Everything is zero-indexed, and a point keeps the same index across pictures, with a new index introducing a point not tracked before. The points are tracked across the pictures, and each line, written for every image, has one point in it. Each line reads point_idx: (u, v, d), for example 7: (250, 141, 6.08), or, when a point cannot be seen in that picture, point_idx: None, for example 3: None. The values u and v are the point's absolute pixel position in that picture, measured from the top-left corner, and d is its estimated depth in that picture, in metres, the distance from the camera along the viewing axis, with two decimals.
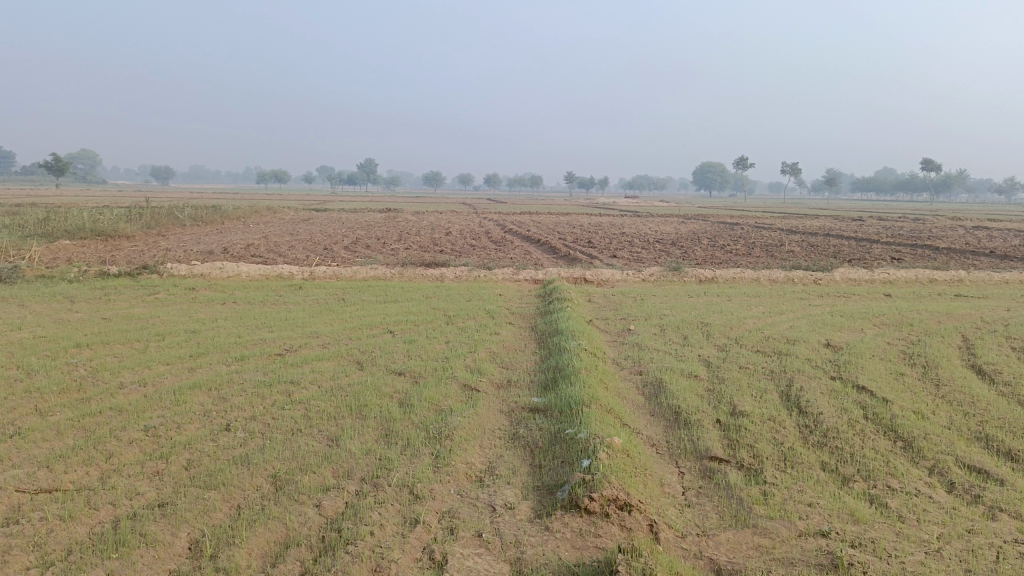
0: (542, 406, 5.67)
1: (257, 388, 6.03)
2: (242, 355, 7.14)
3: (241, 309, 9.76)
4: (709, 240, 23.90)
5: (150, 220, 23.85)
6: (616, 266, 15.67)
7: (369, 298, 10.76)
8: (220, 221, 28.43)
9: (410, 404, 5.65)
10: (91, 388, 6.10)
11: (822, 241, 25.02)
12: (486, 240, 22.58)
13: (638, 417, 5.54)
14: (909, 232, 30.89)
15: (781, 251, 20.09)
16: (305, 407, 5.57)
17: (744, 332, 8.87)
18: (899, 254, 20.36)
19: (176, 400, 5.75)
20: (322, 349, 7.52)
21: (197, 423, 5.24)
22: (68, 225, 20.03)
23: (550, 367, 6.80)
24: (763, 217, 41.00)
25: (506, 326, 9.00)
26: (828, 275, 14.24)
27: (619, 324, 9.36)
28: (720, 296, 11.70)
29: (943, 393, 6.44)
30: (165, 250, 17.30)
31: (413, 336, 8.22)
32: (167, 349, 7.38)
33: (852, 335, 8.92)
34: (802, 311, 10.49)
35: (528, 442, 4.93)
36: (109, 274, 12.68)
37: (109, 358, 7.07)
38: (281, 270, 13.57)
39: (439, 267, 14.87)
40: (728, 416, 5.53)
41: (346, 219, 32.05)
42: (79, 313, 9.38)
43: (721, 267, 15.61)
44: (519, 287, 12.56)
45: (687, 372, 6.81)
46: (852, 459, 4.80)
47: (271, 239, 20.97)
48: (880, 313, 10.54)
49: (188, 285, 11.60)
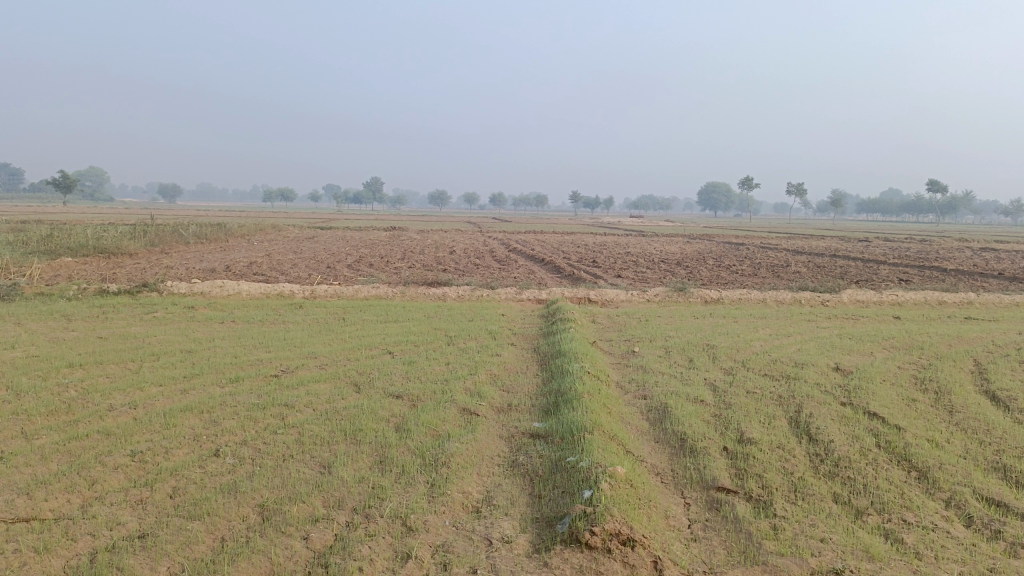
0: (543, 431, 5.48)
1: (250, 412, 5.87)
2: (237, 376, 6.98)
3: (240, 328, 9.62)
4: (715, 260, 23.76)
5: (153, 238, 23.81)
6: (621, 286, 15.51)
7: (369, 318, 10.62)
8: (224, 239, 28.42)
9: (406, 429, 5.48)
10: (79, 410, 5.94)
11: (828, 261, 24.85)
12: (490, 259, 22.46)
13: (642, 444, 5.35)
14: (917, 253, 30.70)
15: (787, 272, 19.92)
16: (298, 431, 5.40)
17: (750, 355, 8.69)
18: (906, 275, 20.16)
19: (166, 423, 5.59)
20: (319, 371, 7.35)
21: (186, 448, 5.07)
22: (71, 242, 19.99)
23: (552, 391, 6.62)
24: (768, 238, 40.84)
25: (508, 347, 8.83)
26: (836, 296, 14.05)
27: (623, 345, 9.18)
28: (726, 317, 11.52)
29: (958, 420, 6.24)
30: (167, 268, 17.24)
31: (413, 357, 8.07)
32: (161, 369, 7.23)
33: (862, 358, 8.72)
34: (810, 333, 10.31)
35: (528, 470, 4.75)
36: (109, 292, 12.57)
37: (101, 378, 6.92)
38: (282, 288, 13.46)
39: (441, 286, 14.73)
40: (735, 444, 5.34)
41: (351, 238, 32.01)
42: (75, 331, 9.25)
43: (726, 288, 15.44)
44: (522, 306, 12.41)
45: (692, 397, 6.62)
46: (865, 491, 4.60)
47: (274, 257, 20.89)
48: (890, 335, 10.34)
49: (187, 303, 11.48)
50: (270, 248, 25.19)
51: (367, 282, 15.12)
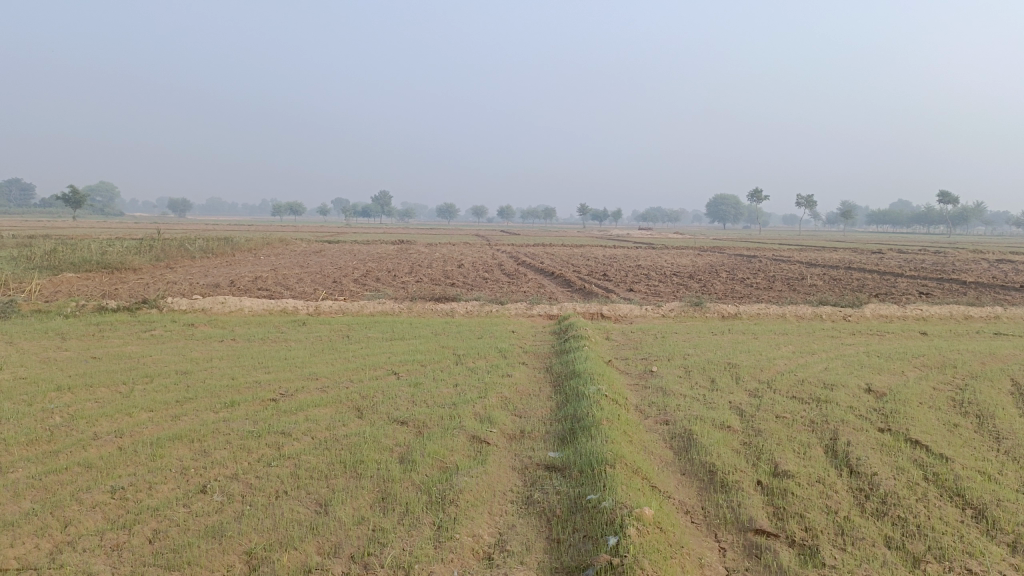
0: (560, 463, 5.04)
1: (243, 441, 5.45)
2: (232, 400, 6.57)
3: (239, 347, 9.22)
4: (728, 274, 23.30)
5: (159, 252, 23.54)
6: (634, 301, 15.07)
7: (375, 335, 10.22)
8: (230, 253, 28.14)
9: (411, 461, 5.05)
10: (61, 439, 5.54)
11: (845, 274, 24.35)
12: (499, 273, 22.07)
13: (667, 477, 4.90)
14: (932, 265, 30.14)
15: (804, 285, 19.45)
16: (293, 464, 4.98)
17: (775, 375, 8.22)
18: (926, 288, 19.66)
19: (153, 454, 5.18)
20: (320, 394, 6.93)
21: (172, 483, 4.66)
22: (75, 257, 19.70)
23: (567, 417, 6.18)
24: (779, 250, 40.44)
25: (519, 367, 8.39)
26: (858, 311, 13.57)
27: (640, 364, 8.74)
28: (745, 333, 11.07)
29: (1008, 448, 5.76)
30: (170, 283, 16.93)
31: (419, 378, 7.64)
32: (154, 393, 6.82)
33: (894, 379, 8.24)
34: (835, 351, 9.84)
35: (544, 509, 4.32)
36: (107, 308, 12.22)
37: (89, 403, 6.51)
38: (285, 304, 13.08)
39: (450, 300, 14.34)
40: (770, 477, 4.89)
41: (358, 251, 31.72)
42: (68, 351, 8.88)
43: (743, 302, 14.99)
44: (533, 322, 11.98)
45: (718, 423, 6.17)
46: (920, 533, 4.15)
47: (281, 272, 20.52)
48: (920, 353, 9.85)
49: (187, 321, 11.09)
50: (276, 262, 24.85)
51: (374, 297, 14.74)
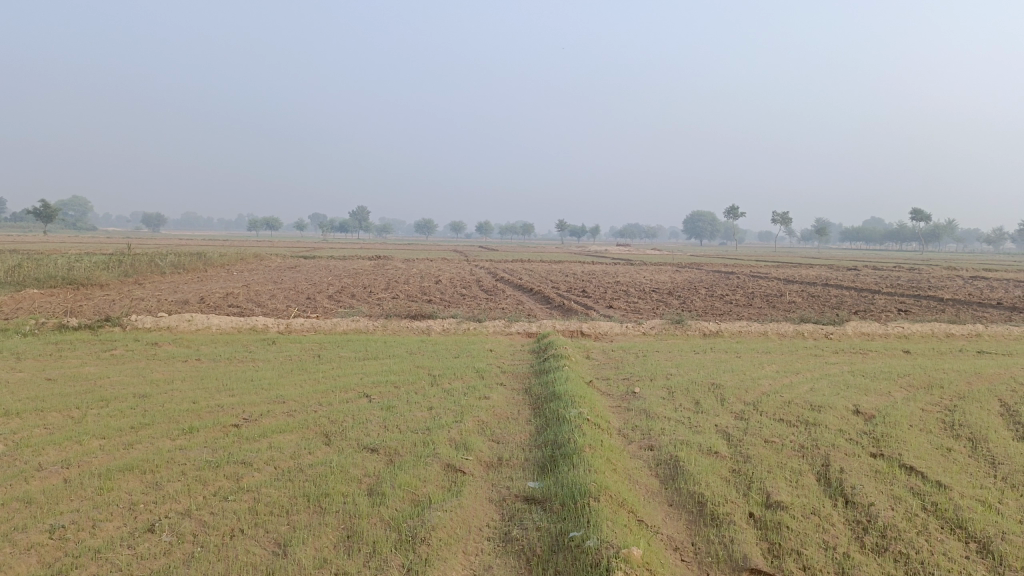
0: (539, 495, 4.73)
1: (200, 472, 5.07)
2: (191, 426, 6.18)
3: (204, 368, 8.80)
4: (707, 290, 23.19)
5: (128, 268, 22.92)
6: (614, 318, 14.82)
7: (347, 355, 9.85)
8: (203, 268, 27.54)
9: (380, 493, 4.70)
10: (1, 470, 5.11)
11: (823, 291, 24.35)
12: (476, 289, 21.74)
13: (654, 510, 4.60)
14: (907, 281, 30.28)
15: (784, 302, 19.36)
16: (252, 498, 4.61)
17: (761, 396, 7.97)
18: (904, 306, 19.65)
19: (100, 487, 4.78)
20: (286, 419, 6.55)
21: (118, 521, 4.27)
22: (39, 273, 19.09)
23: (547, 443, 5.85)
24: (757, 267, 40.56)
25: (497, 388, 8.06)
26: (840, 329, 13.41)
27: (622, 385, 8.44)
28: (728, 352, 10.83)
29: (1006, 475, 5.53)
30: (136, 300, 16.41)
31: (392, 401, 7.28)
32: (108, 419, 6.40)
33: (882, 400, 8.01)
34: (820, 370, 9.61)
35: (524, 547, 3.99)
36: (68, 326, 11.72)
37: (37, 430, 6.07)
38: (255, 321, 12.65)
39: (426, 318, 13.99)
40: (763, 509, 4.61)
41: (334, 267, 31.23)
42: (21, 372, 8.41)
43: (724, 320, 14.79)
44: (511, 341, 11.67)
45: (705, 448, 5.89)
46: (925, 571, 3.88)
47: (254, 288, 20.04)
48: (904, 373, 9.65)
49: (151, 340, 10.64)
50: (249, 278, 24.30)
51: (348, 315, 14.35)
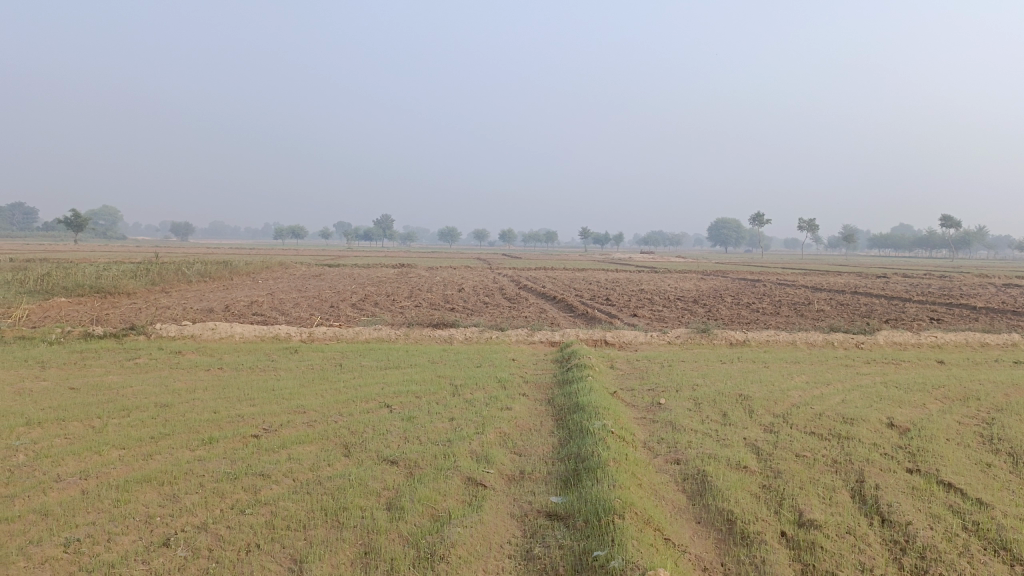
0: (562, 510, 4.59)
1: (217, 484, 5.00)
2: (210, 437, 6.13)
3: (226, 377, 8.78)
4: (733, 298, 22.91)
5: (155, 276, 23.15)
6: (639, 327, 14.65)
7: (369, 364, 9.78)
8: (228, 276, 27.75)
9: (399, 508, 4.59)
10: (21, 480, 5.08)
11: (852, 298, 23.95)
12: (499, 297, 21.66)
13: (681, 527, 4.45)
14: (938, 289, 29.71)
15: (812, 311, 19.03)
16: (269, 511, 4.53)
17: (791, 408, 7.76)
18: (936, 314, 19.21)
19: (117, 500, 4.73)
20: (306, 430, 6.48)
21: (133, 534, 4.21)
22: (67, 282, 19.33)
23: (571, 456, 5.71)
24: (784, 274, 40.02)
25: (519, 399, 7.93)
26: (871, 338, 13.11)
27: (647, 396, 8.27)
28: (756, 362, 10.61)
29: None
30: (162, 308, 16.53)
31: (413, 412, 7.18)
32: (129, 429, 6.38)
33: (916, 412, 7.76)
34: (851, 381, 9.36)
35: (546, 566, 3.86)
36: (93, 335, 11.80)
37: (57, 440, 6.05)
38: (278, 330, 12.66)
39: (448, 326, 13.92)
40: (795, 528, 4.43)
41: (358, 275, 31.34)
42: (46, 381, 8.44)
43: (751, 328, 14.55)
44: (534, 350, 11.54)
45: (733, 463, 5.71)
46: None
47: (278, 297, 20.12)
48: (939, 384, 9.37)
49: (174, 348, 10.66)
50: (273, 286, 24.42)
51: (370, 323, 14.32)
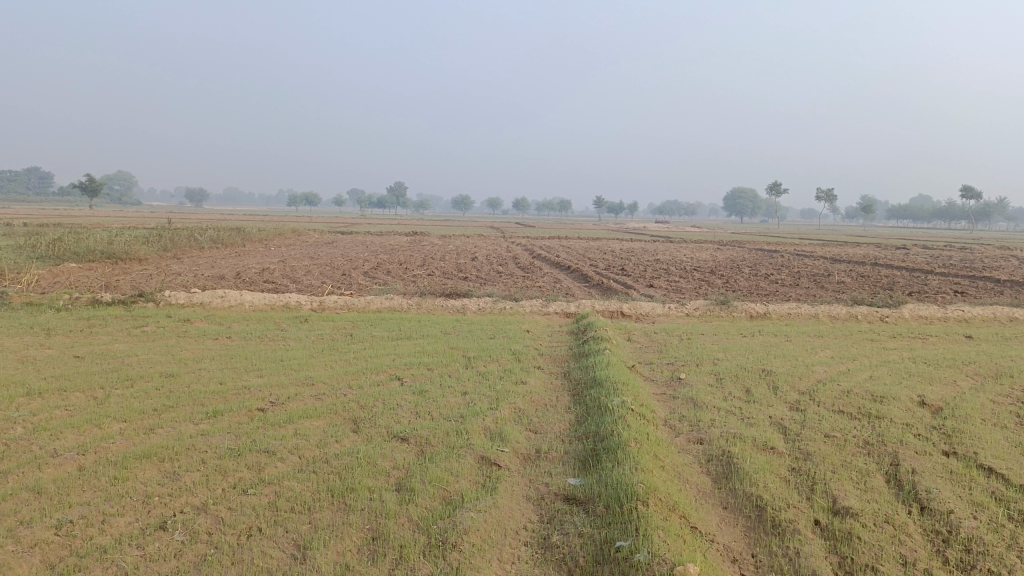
0: (581, 494, 4.34)
1: (220, 461, 4.79)
2: (215, 410, 5.91)
3: (234, 346, 8.57)
4: (751, 269, 22.50)
5: (167, 242, 22.99)
6: (656, 298, 14.33)
7: (380, 334, 9.54)
8: (241, 242, 27.58)
9: (409, 489, 4.36)
10: (16, 455, 4.88)
11: (873, 270, 23.49)
12: (513, 266, 21.37)
13: (707, 514, 4.19)
14: (961, 262, 29.11)
15: (833, 283, 18.60)
16: (273, 492, 4.31)
17: (817, 384, 7.47)
18: (960, 286, 18.74)
19: (115, 477, 4.52)
20: (314, 403, 6.25)
21: (130, 515, 4.00)
22: (79, 247, 19.18)
23: (589, 436, 5.45)
24: (802, 244, 39.42)
25: (534, 372, 7.67)
26: (896, 311, 12.72)
27: (666, 371, 8.00)
28: (778, 336, 10.28)
29: None
30: (173, 274, 16.36)
31: (424, 385, 6.93)
32: (132, 401, 6.17)
33: (949, 390, 7.43)
34: (878, 357, 9.03)
35: (565, 555, 3.62)
36: (102, 301, 11.63)
37: (57, 412, 5.85)
38: (288, 298, 12.44)
39: (461, 296, 13.66)
40: (830, 517, 4.16)
41: (371, 243, 31.13)
42: (50, 349, 8.26)
43: (771, 301, 14.22)
44: (549, 321, 11.26)
45: (760, 443, 5.44)
46: None
47: (290, 264, 19.93)
48: (970, 360, 9.02)
49: (183, 316, 10.45)
50: (286, 254, 24.23)
51: (383, 291, 14.09)
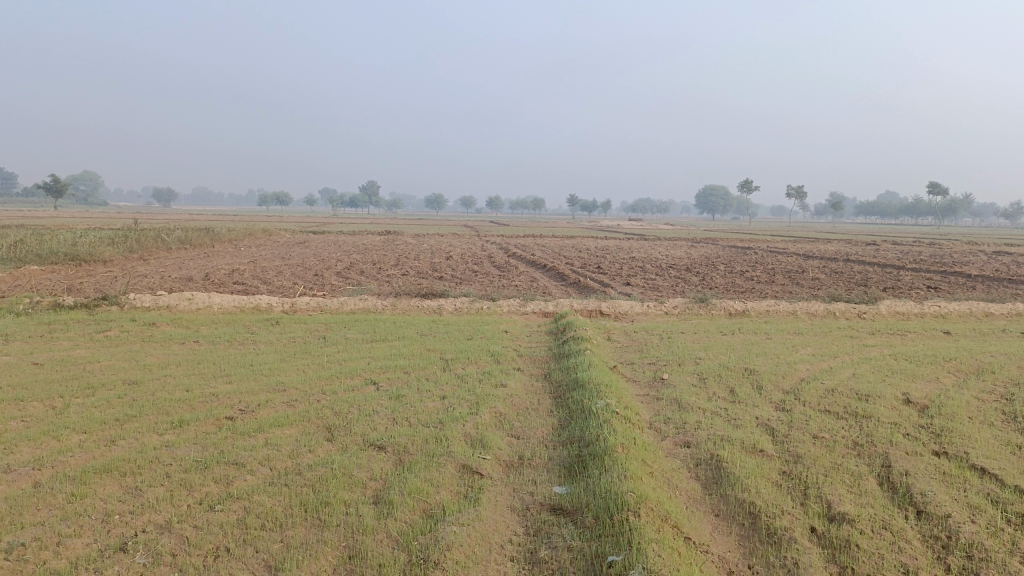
0: (568, 504, 4.15)
1: (185, 474, 4.52)
2: (180, 419, 5.62)
3: (202, 351, 8.26)
4: (726, 266, 22.49)
5: (133, 243, 22.41)
6: (634, 296, 14.19)
7: (354, 336, 9.29)
8: (210, 243, 27.02)
9: (387, 502, 4.14)
10: None
11: (846, 266, 23.60)
12: (488, 265, 21.11)
13: (700, 523, 4.03)
14: (930, 257, 29.47)
15: (808, 279, 18.62)
16: (243, 508, 4.06)
17: (801, 383, 7.36)
18: (934, 282, 18.86)
19: (72, 494, 4.24)
20: (286, 410, 6.00)
21: (87, 536, 3.73)
22: (40, 249, 18.57)
23: (573, 441, 5.26)
24: (775, 241, 39.66)
25: (514, 374, 7.47)
26: (873, 308, 12.70)
27: (648, 371, 7.83)
28: (758, 334, 10.19)
29: None
30: (139, 277, 15.88)
31: (401, 389, 6.70)
32: (93, 410, 5.86)
33: (932, 388, 7.35)
34: (859, 354, 8.96)
35: (554, 572, 3.43)
36: (63, 305, 11.20)
37: (12, 424, 5.53)
38: (259, 300, 12.11)
39: (437, 296, 13.39)
40: (826, 523, 4.02)
41: (343, 243, 30.66)
42: (7, 356, 7.90)
43: (749, 297, 14.16)
44: (527, 321, 11.06)
45: (748, 446, 5.29)
46: None
47: (260, 265, 19.51)
48: (950, 356, 8.98)
49: (148, 320, 10.09)
50: (256, 254, 23.72)
51: (356, 292, 13.79)
